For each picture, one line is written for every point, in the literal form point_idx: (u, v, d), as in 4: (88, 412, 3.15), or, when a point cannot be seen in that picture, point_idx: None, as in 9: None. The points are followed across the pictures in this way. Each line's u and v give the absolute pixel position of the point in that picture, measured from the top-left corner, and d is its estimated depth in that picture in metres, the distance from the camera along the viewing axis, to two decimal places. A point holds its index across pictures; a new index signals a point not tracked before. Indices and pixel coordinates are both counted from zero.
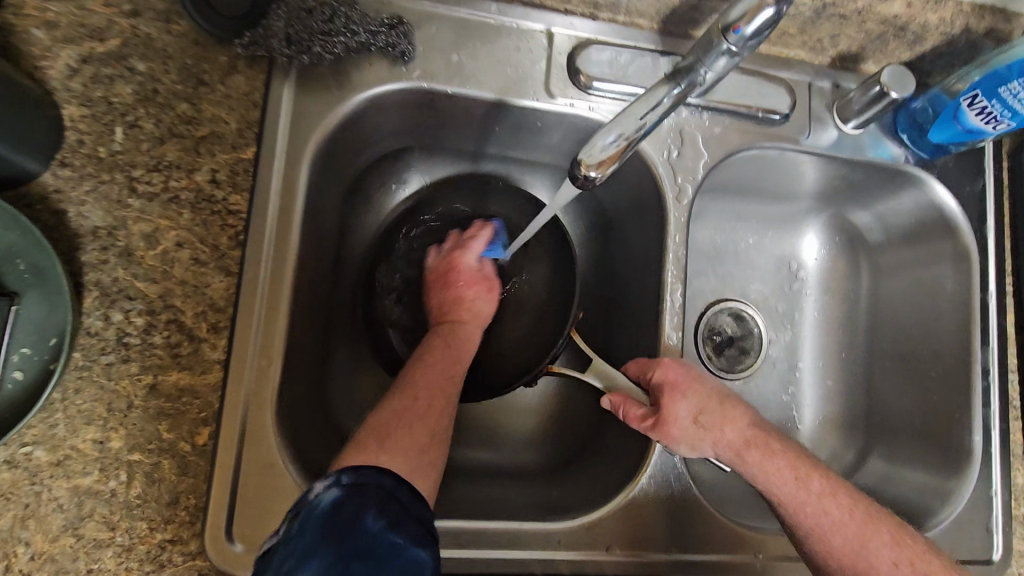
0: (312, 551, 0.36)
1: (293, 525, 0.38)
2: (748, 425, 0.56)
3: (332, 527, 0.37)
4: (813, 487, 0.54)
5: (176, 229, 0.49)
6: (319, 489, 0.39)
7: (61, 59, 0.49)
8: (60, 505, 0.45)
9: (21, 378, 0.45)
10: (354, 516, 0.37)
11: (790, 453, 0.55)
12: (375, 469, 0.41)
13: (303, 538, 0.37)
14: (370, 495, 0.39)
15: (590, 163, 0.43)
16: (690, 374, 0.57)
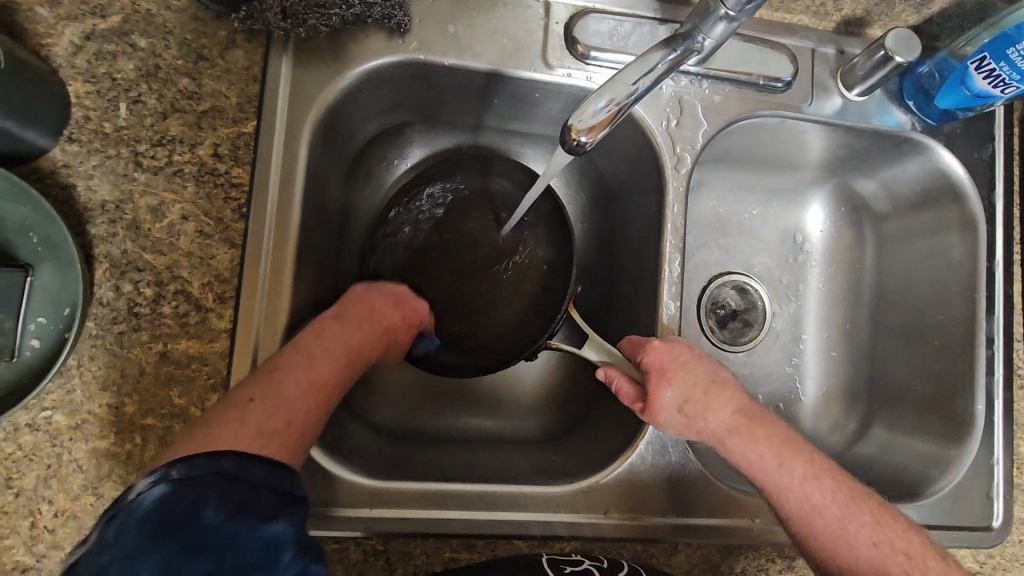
0: (140, 555, 0.34)
1: (110, 529, 0.36)
2: (735, 412, 0.55)
3: (168, 523, 0.35)
4: (797, 473, 0.53)
5: (181, 202, 0.51)
6: (141, 488, 0.37)
7: (65, 36, 0.50)
8: (79, 466, 0.48)
9: (38, 346, 0.47)
10: (191, 509, 0.35)
11: (777, 440, 0.55)
12: (210, 455, 0.39)
13: (128, 541, 0.34)
14: (205, 484, 0.37)
15: (580, 127, 0.43)
16: (680, 361, 0.56)
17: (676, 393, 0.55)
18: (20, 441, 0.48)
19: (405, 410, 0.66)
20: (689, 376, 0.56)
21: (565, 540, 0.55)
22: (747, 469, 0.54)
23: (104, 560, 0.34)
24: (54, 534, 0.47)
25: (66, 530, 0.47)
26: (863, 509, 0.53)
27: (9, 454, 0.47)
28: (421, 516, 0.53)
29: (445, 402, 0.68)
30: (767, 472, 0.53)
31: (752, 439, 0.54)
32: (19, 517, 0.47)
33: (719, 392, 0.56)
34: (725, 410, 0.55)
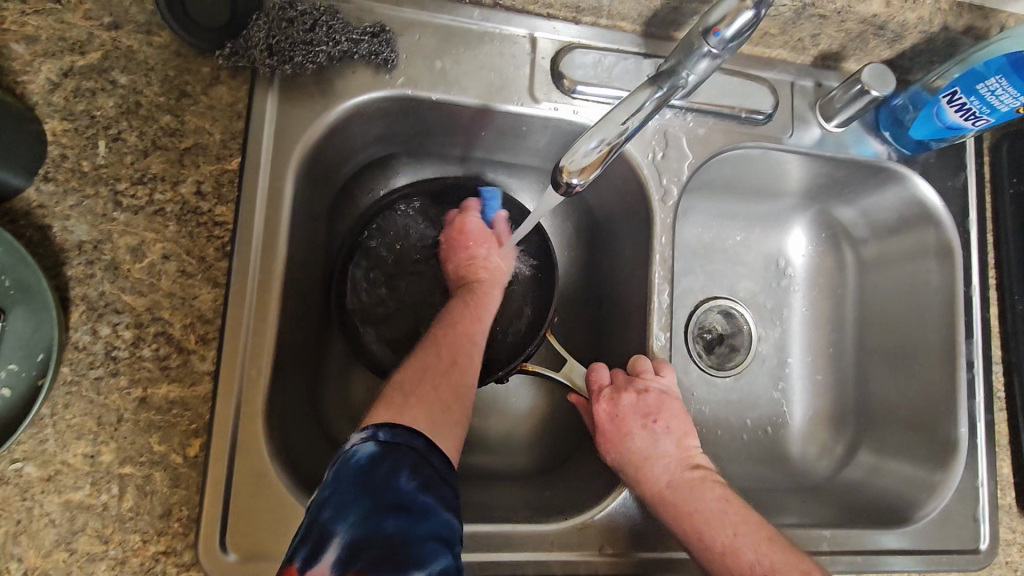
0: (349, 500, 0.39)
1: (332, 471, 0.42)
2: (670, 469, 0.54)
3: (370, 480, 0.40)
4: (724, 539, 0.50)
5: (162, 242, 0.49)
6: (356, 441, 0.43)
7: (41, 73, 0.49)
8: (52, 520, 0.46)
9: (8, 396, 0.45)
10: (389, 475, 0.40)
11: (710, 503, 0.52)
12: (410, 431, 0.44)
13: (342, 487, 0.40)
14: (404, 457, 0.42)
15: (572, 168, 0.43)
16: (622, 413, 0.57)
17: (612, 447, 0.57)
18: None
19: None
20: (628, 430, 0.57)
21: None
22: (676, 528, 0.53)
23: (326, 496, 0.40)
24: None
25: None
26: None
27: None
28: None
29: None
30: (690, 534, 0.51)
31: (681, 502, 0.53)
32: None
33: (659, 448, 0.55)
34: (660, 468, 0.54)
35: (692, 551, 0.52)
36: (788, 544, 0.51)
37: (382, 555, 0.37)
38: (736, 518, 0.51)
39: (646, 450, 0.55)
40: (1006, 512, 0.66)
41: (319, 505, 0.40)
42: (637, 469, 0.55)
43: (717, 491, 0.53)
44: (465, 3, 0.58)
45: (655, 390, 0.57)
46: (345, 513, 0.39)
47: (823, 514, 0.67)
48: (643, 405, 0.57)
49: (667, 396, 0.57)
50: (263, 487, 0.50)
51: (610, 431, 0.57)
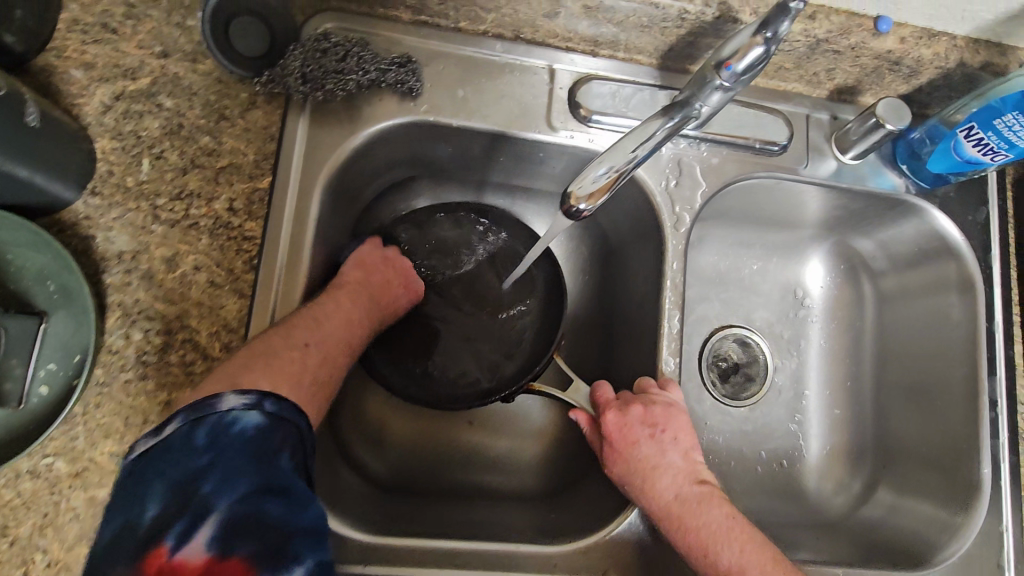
0: (234, 473, 0.39)
1: (199, 433, 0.40)
2: (677, 482, 0.54)
3: (258, 451, 0.41)
4: (730, 556, 0.50)
5: (194, 254, 0.52)
6: (236, 406, 0.42)
7: (95, 96, 0.53)
8: (76, 515, 0.48)
9: (46, 393, 0.48)
10: (274, 453, 0.41)
11: (717, 518, 0.52)
12: (296, 409, 0.45)
13: (225, 453, 0.40)
14: (286, 432, 0.43)
15: (580, 194, 0.45)
16: (630, 423, 0.57)
17: (619, 458, 0.56)
18: (20, 488, 0.48)
19: (405, 462, 0.66)
20: (635, 441, 0.56)
21: None
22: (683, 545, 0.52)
23: (198, 462, 0.39)
24: None
25: None
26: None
27: (7, 501, 0.47)
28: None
29: (444, 453, 0.68)
30: (696, 549, 0.51)
31: (688, 515, 0.52)
32: (11, 567, 0.46)
33: (667, 460, 0.55)
34: (667, 479, 0.54)
35: (697, 568, 0.51)
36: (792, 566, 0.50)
37: (261, 547, 0.37)
38: (743, 535, 0.51)
39: (653, 461, 0.55)
40: None
41: (192, 470, 0.39)
42: (644, 481, 0.54)
43: (723, 507, 0.53)
44: (488, 37, 0.61)
45: (662, 402, 0.57)
46: (231, 486, 0.38)
47: (838, 554, 0.66)
48: (652, 417, 0.56)
49: (674, 409, 0.57)
50: None
51: (618, 442, 0.57)
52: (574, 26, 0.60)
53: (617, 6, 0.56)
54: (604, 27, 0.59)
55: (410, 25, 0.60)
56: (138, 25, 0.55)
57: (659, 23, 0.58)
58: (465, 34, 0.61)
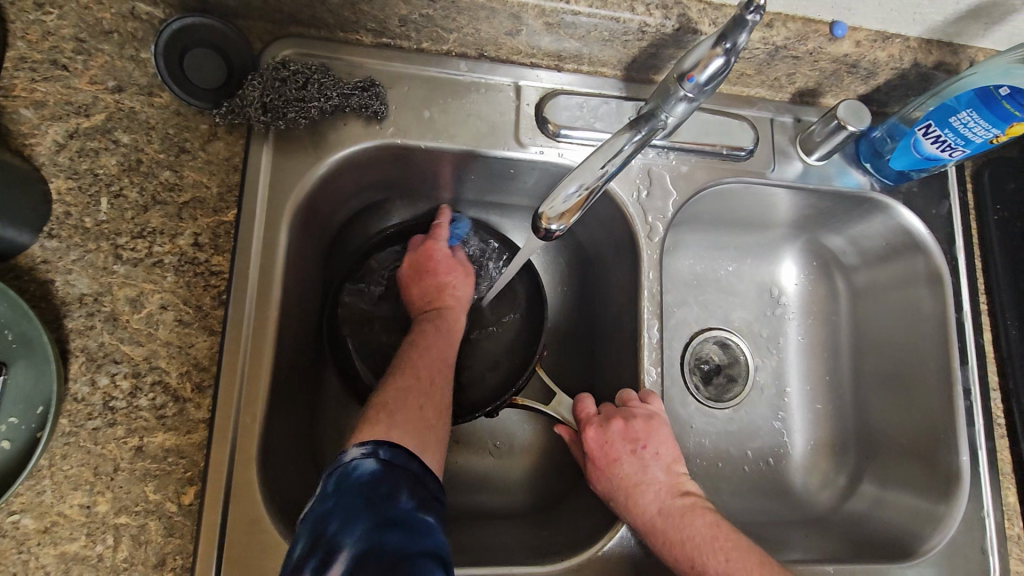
0: (356, 512, 0.40)
1: (330, 483, 0.42)
2: (660, 497, 0.54)
3: (373, 493, 0.41)
4: (715, 566, 0.51)
5: (160, 292, 0.51)
6: (356, 455, 0.43)
7: (48, 136, 0.51)
8: (47, 573, 0.46)
9: (8, 448, 0.46)
10: (391, 494, 0.41)
11: (701, 530, 0.53)
12: (407, 454, 0.45)
13: (345, 498, 0.41)
14: (400, 476, 0.43)
15: (550, 216, 0.45)
16: (610, 440, 0.57)
17: (604, 476, 0.57)
18: None
19: None
20: (618, 458, 0.57)
21: None
22: (670, 557, 0.53)
23: (325, 507, 0.41)
24: None
25: None
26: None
27: None
28: None
29: None
30: (682, 562, 0.52)
31: (673, 529, 0.53)
32: None
33: (650, 474, 0.56)
34: (650, 495, 0.55)
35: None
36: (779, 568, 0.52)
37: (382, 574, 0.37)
38: (728, 544, 0.52)
39: (636, 477, 0.56)
40: (1015, 542, 0.64)
41: (321, 514, 0.41)
42: (630, 497, 0.55)
43: (707, 516, 0.54)
44: (452, 56, 0.61)
45: (641, 417, 0.57)
46: (351, 527, 0.39)
47: (828, 549, 0.67)
48: (631, 432, 0.57)
49: (654, 422, 0.57)
50: (256, 535, 0.50)
51: (602, 461, 0.57)
52: (537, 42, 0.60)
53: (578, 21, 0.56)
54: (567, 42, 0.59)
55: (372, 48, 0.59)
56: (89, 60, 0.53)
57: (620, 37, 0.58)
58: (429, 54, 0.60)
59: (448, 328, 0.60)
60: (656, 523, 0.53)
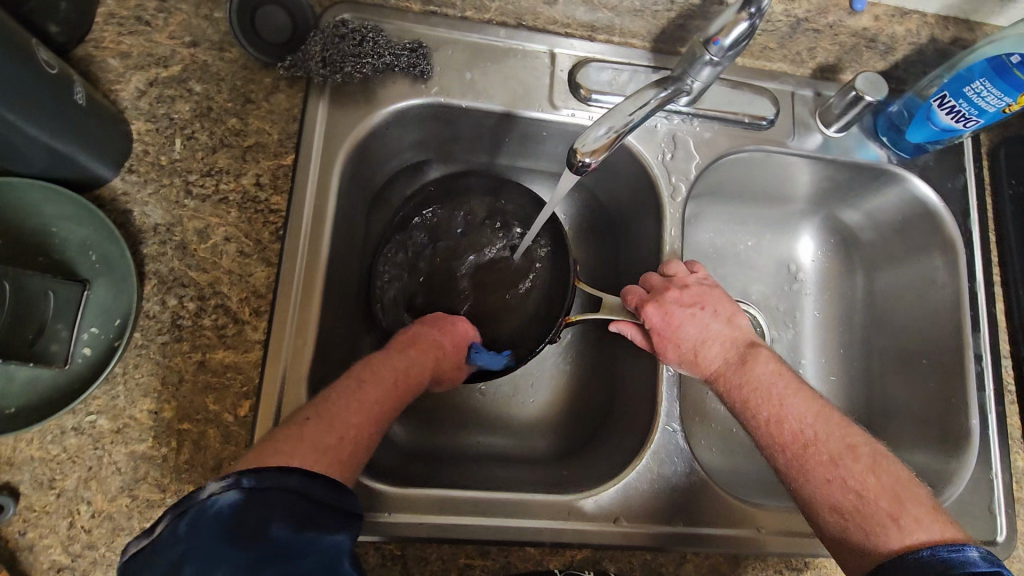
0: (221, 556, 0.37)
1: (182, 523, 0.39)
2: (723, 350, 0.61)
3: (239, 527, 0.38)
4: (771, 410, 0.57)
5: (225, 225, 0.56)
6: (214, 489, 0.39)
7: (131, 83, 0.57)
8: (118, 468, 0.51)
9: (89, 354, 0.51)
10: (258, 525, 0.38)
11: (763, 374, 0.58)
12: (279, 472, 0.41)
13: (202, 541, 0.37)
14: (276, 501, 0.40)
15: (584, 151, 0.48)
16: (671, 311, 0.62)
17: (670, 342, 0.62)
18: (65, 444, 0.51)
19: (421, 429, 0.69)
20: (679, 323, 0.62)
21: (575, 549, 0.56)
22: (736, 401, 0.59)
23: (178, 552, 0.37)
24: (90, 535, 0.49)
25: (101, 531, 0.50)
26: (831, 451, 0.53)
27: (53, 456, 0.50)
28: (436, 523, 0.55)
29: (458, 420, 0.71)
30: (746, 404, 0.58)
31: (733, 376, 0.60)
32: (58, 517, 0.49)
33: (711, 333, 0.62)
34: (713, 349, 0.61)
35: (742, 421, 0.59)
36: (838, 416, 0.56)
37: None
38: (786, 390, 0.57)
39: (699, 338, 0.61)
40: None
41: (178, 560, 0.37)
42: (692, 356, 0.61)
43: (769, 365, 0.59)
44: (493, 24, 0.66)
45: (695, 284, 0.64)
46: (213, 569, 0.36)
47: None
48: (689, 299, 0.62)
49: (707, 288, 0.64)
50: None
51: (663, 328, 0.62)
52: (572, 12, 0.64)
53: None
54: (600, 12, 0.64)
55: (419, 15, 0.64)
56: (169, 18, 0.59)
57: (650, 7, 0.62)
58: (472, 22, 0.65)
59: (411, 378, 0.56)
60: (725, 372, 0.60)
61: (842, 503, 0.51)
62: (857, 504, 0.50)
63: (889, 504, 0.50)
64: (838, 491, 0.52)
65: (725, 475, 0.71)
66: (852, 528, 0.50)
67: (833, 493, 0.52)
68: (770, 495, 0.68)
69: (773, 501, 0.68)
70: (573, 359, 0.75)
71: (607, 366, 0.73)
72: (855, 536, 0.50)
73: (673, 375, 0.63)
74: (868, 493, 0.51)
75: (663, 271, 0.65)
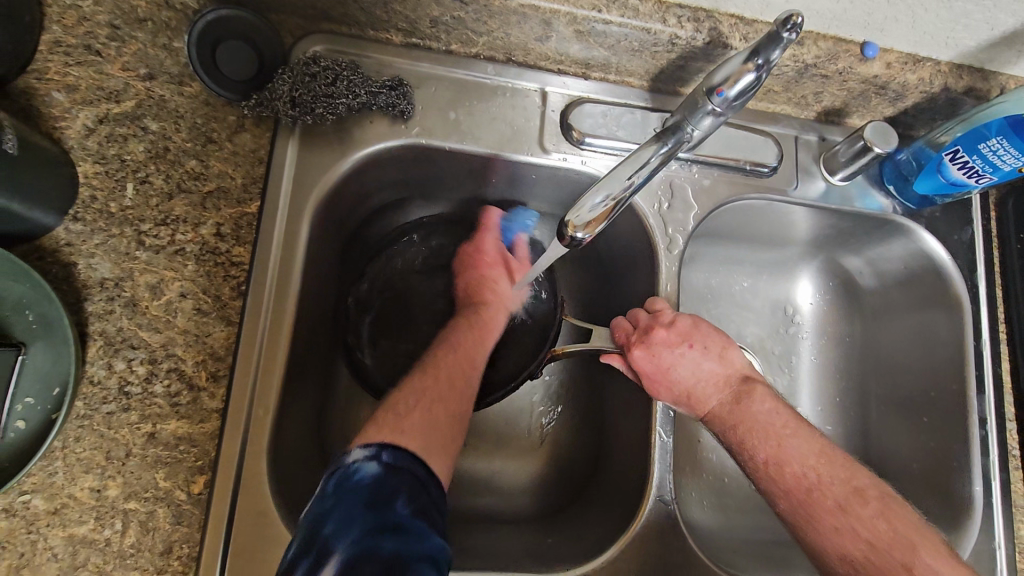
0: (353, 519, 0.42)
1: (331, 482, 0.45)
2: (717, 389, 0.57)
3: (373, 496, 0.43)
4: (770, 452, 0.52)
5: (180, 280, 0.51)
6: (360, 457, 0.46)
7: (78, 120, 0.52)
8: (55, 554, 0.46)
9: (23, 428, 0.46)
10: (390, 498, 0.43)
11: (760, 416, 0.54)
12: (411, 456, 0.47)
13: (343, 500, 0.43)
14: (405, 479, 0.45)
15: (577, 224, 0.44)
16: (658, 352, 0.57)
17: (660, 385, 0.57)
18: None
19: None
20: (669, 365, 0.57)
21: None
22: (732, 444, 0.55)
23: (323, 508, 0.43)
24: None
25: None
26: (838, 497, 0.50)
27: None
28: None
29: None
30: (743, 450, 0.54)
31: (728, 416, 0.55)
32: None
33: (703, 371, 0.57)
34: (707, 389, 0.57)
35: (741, 464, 0.55)
36: (842, 456, 0.53)
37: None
38: (785, 431, 0.53)
39: (691, 377, 0.57)
40: None
41: (318, 517, 0.43)
42: (685, 397, 0.57)
43: (765, 403, 0.55)
44: (480, 59, 0.61)
45: (684, 319, 0.59)
46: (346, 529, 0.41)
47: None
48: (677, 336, 0.58)
49: (697, 324, 0.59)
50: (266, 527, 0.50)
51: (653, 372, 0.58)
52: (566, 49, 0.60)
53: (609, 30, 0.56)
54: (596, 50, 0.59)
55: (400, 48, 0.59)
56: (122, 46, 0.53)
57: (650, 47, 0.58)
58: (458, 56, 0.61)
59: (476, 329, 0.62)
60: (720, 414, 0.56)
61: (854, 555, 0.48)
62: (869, 556, 0.48)
63: (904, 554, 0.47)
64: (848, 540, 0.49)
65: (717, 538, 0.67)
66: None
67: (842, 544, 0.49)
68: (763, 566, 0.64)
69: (767, 569, 0.65)
70: (558, 409, 0.71)
71: (597, 421, 0.70)
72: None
73: (668, 442, 0.58)
74: (881, 543, 0.48)
75: (650, 306, 0.61)
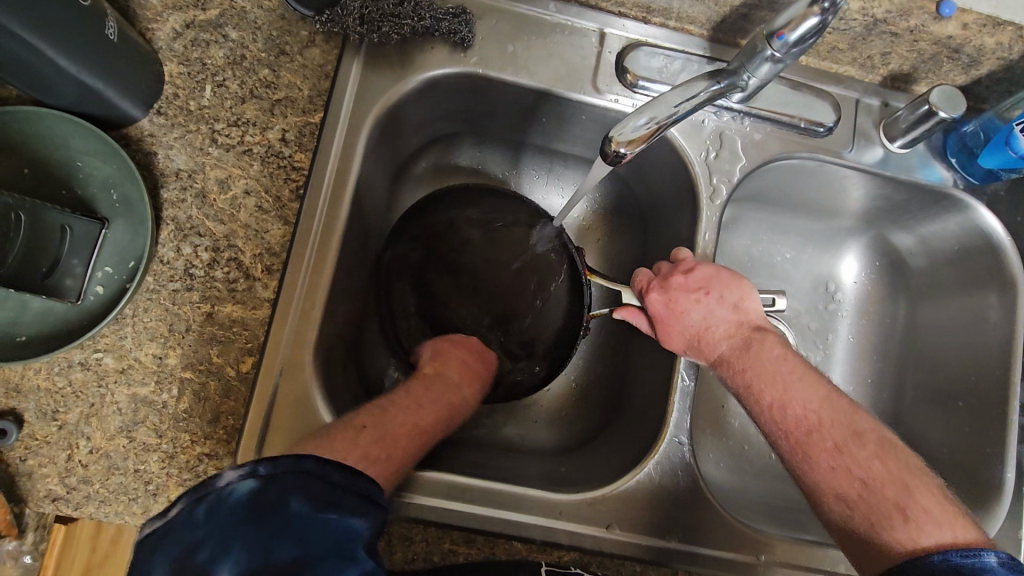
0: (233, 542, 0.32)
1: (198, 510, 0.34)
2: (730, 336, 0.58)
3: (256, 510, 0.33)
4: (774, 396, 0.54)
5: (245, 178, 0.55)
6: (228, 477, 0.35)
7: (168, 22, 0.56)
8: (119, 408, 0.51)
9: (101, 293, 0.51)
10: (277, 505, 0.34)
11: (769, 362, 0.55)
12: (294, 455, 0.36)
13: (217, 528, 0.33)
14: (291, 482, 0.35)
15: (620, 140, 0.45)
16: (673, 298, 0.59)
17: (672, 329, 0.59)
18: (70, 377, 0.51)
19: None
20: (684, 309, 0.58)
21: (564, 550, 0.55)
22: (740, 386, 0.56)
23: (192, 540, 0.33)
24: (86, 469, 0.51)
25: (97, 467, 0.51)
26: (837, 438, 0.50)
27: (59, 388, 0.51)
28: (427, 504, 0.54)
29: None
30: (747, 392, 0.55)
31: (738, 361, 0.56)
32: (58, 449, 0.51)
33: (716, 318, 0.58)
34: (719, 335, 0.58)
35: (748, 407, 0.56)
36: (846, 402, 0.52)
37: None
38: (792, 375, 0.54)
39: (705, 322, 0.58)
40: None
41: (190, 549, 0.33)
42: (696, 341, 0.58)
43: (774, 350, 0.55)
44: None
45: (701, 269, 0.59)
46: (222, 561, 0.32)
47: None
48: (694, 283, 0.58)
49: (717, 272, 0.59)
50: (302, 411, 0.53)
51: (667, 315, 0.59)
52: None
53: None
54: None
55: None
56: None
57: None
58: None
59: (453, 406, 0.55)
60: (730, 362, 0.57)
61: (847, 493, 0.49)
62: (863, 493, 0.48)
63: (898, 494, 0.47)
64: (842, 479, 0.49)
65: (734, 495, 0.67)
66: (859, 519, 0.48)
67: (837, 482, 0.49)
68: (776, 525, 0.64)
69: (778, 530, 0.64)
70: (586, 355, 0.73)
71: (619, 367, 0.71)
72: (861, 528, 0.47)
73: (689, 387, 0.59)
74: (875, 482, 0.48)
75: (673, 257, 0.62)
